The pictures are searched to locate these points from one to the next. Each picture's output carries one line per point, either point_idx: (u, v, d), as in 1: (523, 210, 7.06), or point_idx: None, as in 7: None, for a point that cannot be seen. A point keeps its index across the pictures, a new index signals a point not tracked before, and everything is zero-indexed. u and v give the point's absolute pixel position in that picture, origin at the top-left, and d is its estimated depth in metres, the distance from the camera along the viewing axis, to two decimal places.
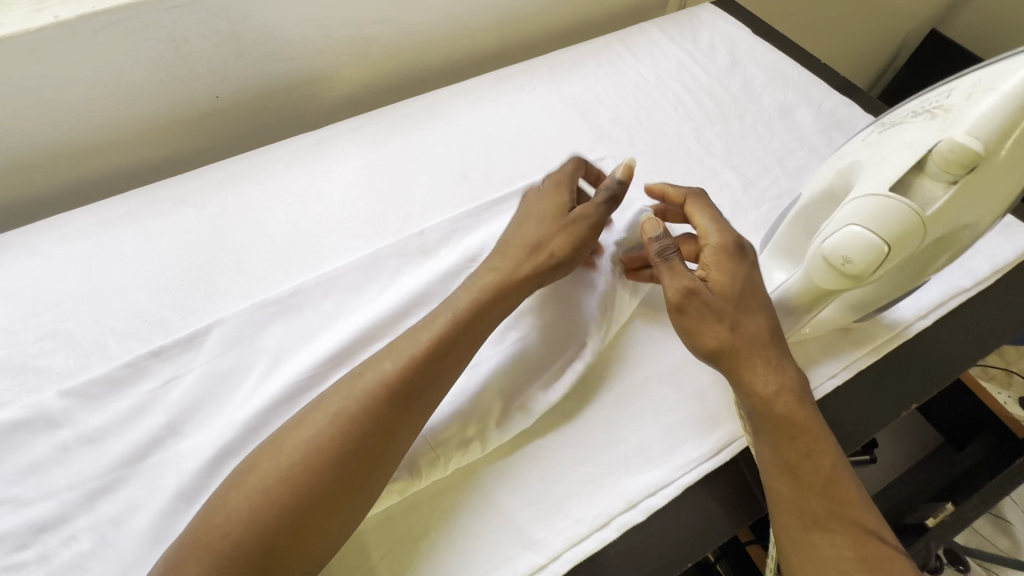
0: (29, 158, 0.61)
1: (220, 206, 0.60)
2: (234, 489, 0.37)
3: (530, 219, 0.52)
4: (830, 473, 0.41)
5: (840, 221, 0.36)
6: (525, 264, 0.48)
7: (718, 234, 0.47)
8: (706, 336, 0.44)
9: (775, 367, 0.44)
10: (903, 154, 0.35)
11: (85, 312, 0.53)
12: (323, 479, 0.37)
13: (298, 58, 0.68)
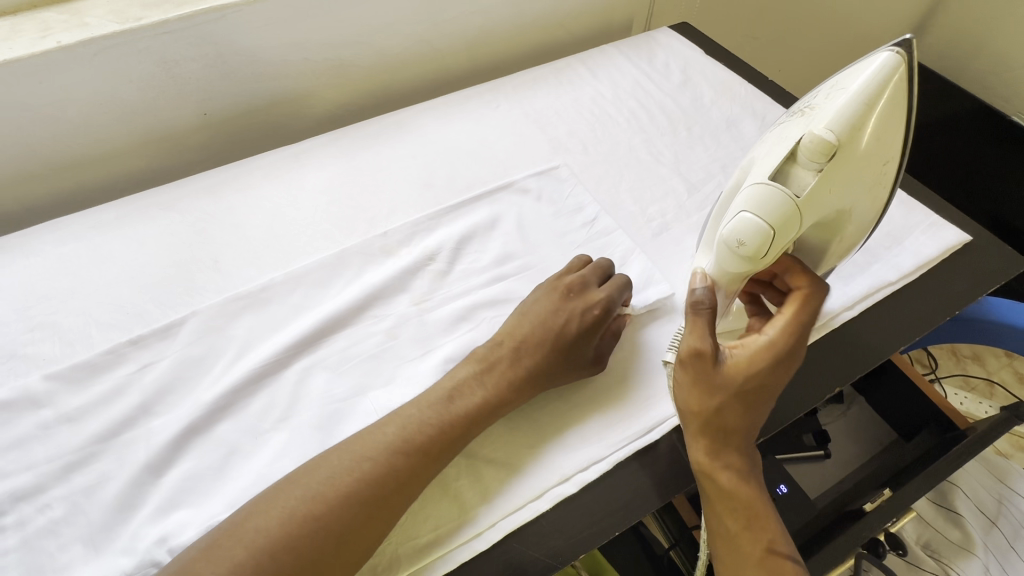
0: (29, 169, 0.67)
1: (202, 211, 0.66)
2: (241, 538, 0.40)
3: (558, 340, 0.52)
4: (771, 549, 0.43)
5: (735, 213, 0.45)
6: (533, 384, 0.50)
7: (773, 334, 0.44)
8: (696, 401, 0.44)
9: (742, 446, 0.45)
10: (780, 151, 0.44)
11: (73, 305, 0.58)
12: (318, 550, 0.40)
13: (280, 78, 0.74)
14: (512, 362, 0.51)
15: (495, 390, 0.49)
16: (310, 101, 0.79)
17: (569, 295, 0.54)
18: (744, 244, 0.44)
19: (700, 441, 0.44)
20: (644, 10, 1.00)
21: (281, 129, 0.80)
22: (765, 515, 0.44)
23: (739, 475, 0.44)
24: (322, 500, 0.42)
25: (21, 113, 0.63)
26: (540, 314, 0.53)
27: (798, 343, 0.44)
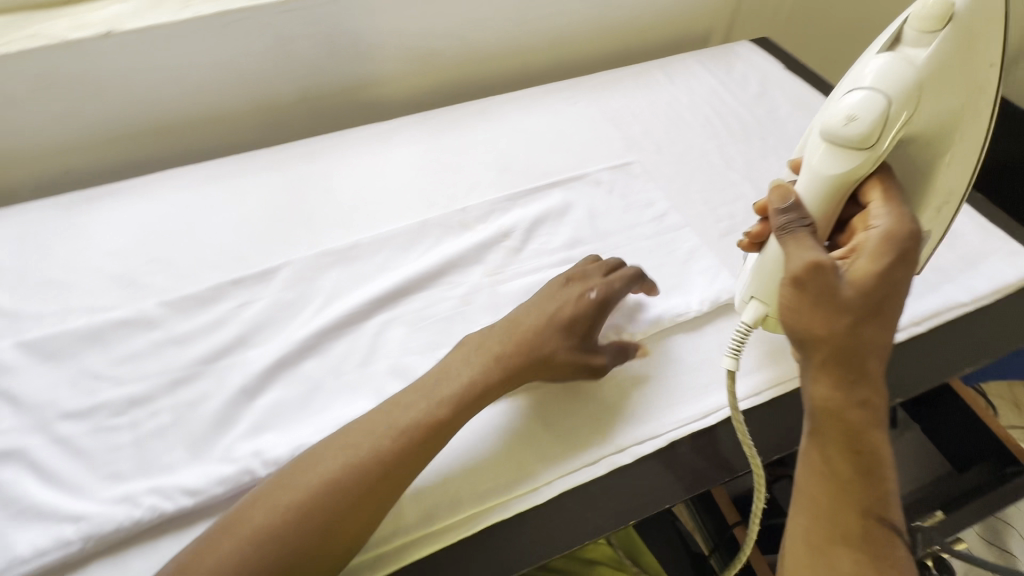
0: (155, 123, 0.75)
1: (299, 173, 0.71)
2: (254, 510, 0.42)
3: (552, 319, 0.52)
4: (873, 502, 0.41)
5: (837, 103, 0.47)
6: (528, 358, 0.50)
7: (892, 229, 0.44)
8: (816, 323, 0.42)
9: (867, 377, 0.42)
10: (882, 43, 0.48)
11: (185, 245, 0.64)
12: (306, 531, 0.41)
13: (378, 61, 0.80)
14: (508, 334, 0.51)
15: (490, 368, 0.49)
16: (402, 84, 0.84)
17: (563, 284, 0.56)
18: (857, 119, 0.45)
19: (818, 364, 0.42)
20: (725, 22, 1.01)
21: (372, 109, 0.86)
22: (876, 461, 0.42)
23: (858, 411, 0.42)
24: (321, 481, 0.42)
25: (156, 72, 0.71)
26: (535, 301, 0.54)
27: (910, 246, 0.44)
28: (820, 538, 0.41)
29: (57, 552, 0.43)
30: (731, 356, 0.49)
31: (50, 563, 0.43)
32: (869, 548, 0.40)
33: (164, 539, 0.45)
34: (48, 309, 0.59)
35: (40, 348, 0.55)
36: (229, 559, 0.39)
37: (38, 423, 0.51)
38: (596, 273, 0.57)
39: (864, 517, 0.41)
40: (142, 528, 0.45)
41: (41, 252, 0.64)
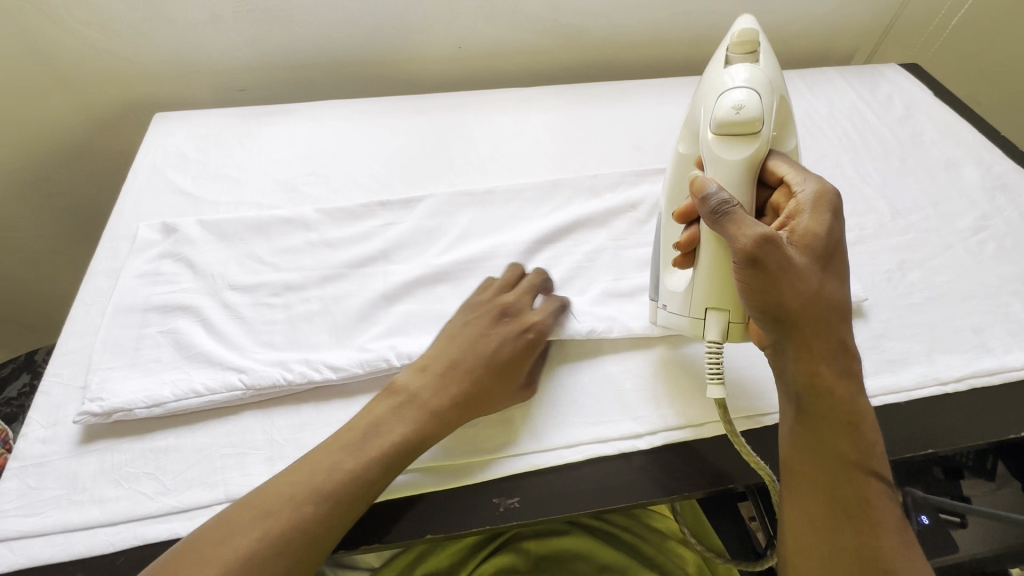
0: (324, 59, 0.84)
1: (445, 121, 0.77)
2: (284, 481, 0.43)
3: (490, 365, 0.50)
4: (858, 466, 0.42)
5: (716, 101, 0.48)
6: (470, 393, 0.49)
7: (814, 187, 0.45)
8: (783, 300, 0.41)
9: (834, 335, 0.43)
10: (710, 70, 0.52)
11: (340, 166, 0.71)
12: (338, 503, 0.42)
13: (529, 31, 0.85)
14: (443, 373, 0.49)
15: (450, 394, 0.48)
16: (545, 57, 0.89)
17: (501, 318, 0.53)
18: (744, 108, 0.46)
19: (789, 341, 0.42)
20: (872, 41, 0.99)
21: (511, 76, 0.91)
22: (850, 423, 0.43)
23: (823, 376, 0.42)
24: (329, 458, 0.44)
25: (337, 12, 0.78)
26: (471, 338, 0.52)
27: (839, 200, 0.45)
28: (825, 519, 0.42)
29: (223, 394, 0.50)
30: (714, 382, 0.47)
31: (217, 401, 0.50)
32: (872, 512, 0.41)
33: (306, 405, 0.51)
34: (224, 199, 0.67)
35: (215, 228, 0.63)
36: (275, 522, 0.41)
37: (209, 289, 0.58)
38: (524, 305, 0.55)
39: (858, 483, 0.42)
40: (290, 390, 0.51)
41: (220, 152, 0.72)
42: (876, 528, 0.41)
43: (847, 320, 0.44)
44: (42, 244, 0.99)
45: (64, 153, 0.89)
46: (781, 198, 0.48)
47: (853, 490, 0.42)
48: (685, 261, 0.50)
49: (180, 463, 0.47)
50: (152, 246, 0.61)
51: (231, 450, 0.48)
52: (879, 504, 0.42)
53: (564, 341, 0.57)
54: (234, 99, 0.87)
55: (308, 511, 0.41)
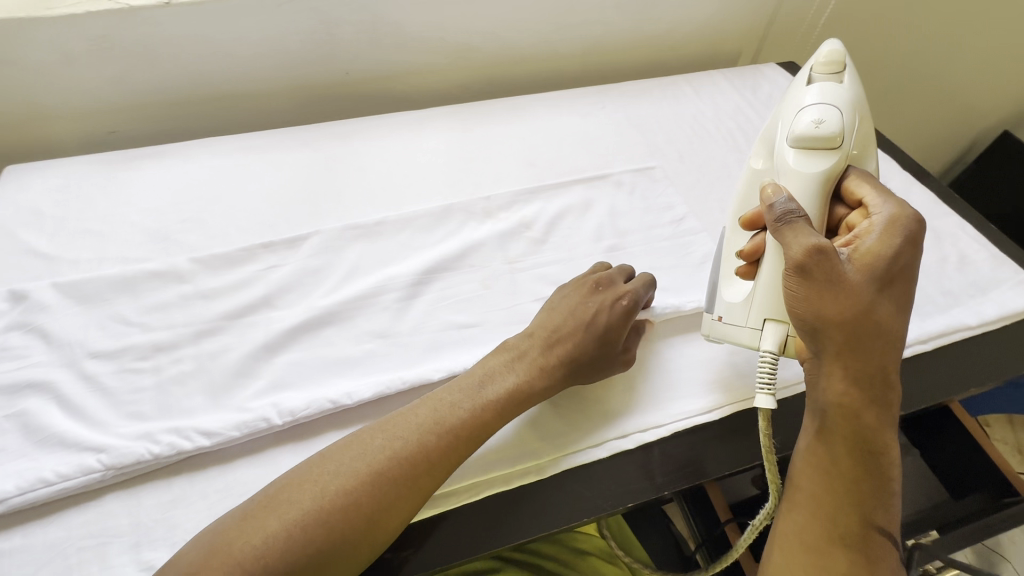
0: (199, 94, 0.79)
1: (332, 151, 0.74)
2: (274, 510, 0.40)
3: (597, 330, 0.53)
4: (871, 498, 0.42)
5: (795, 118, 0.53)
6: (558, 359, 0.51)
7: (894, 213, 0.45)
8: (827, 310, 0.41)
9: (880, 363, 0.42)
10: (793, 91, 0.58)
11: (218, 209, 0.67)
12: (340, 534, 0.40)
13: (416, 52, 0.83)
14: (546, 341, 0.52)
15: (533, 365, 0.50)
16: (437, 76, 0.87)
17: (596, 289, 0.56)
18: (823, 123, 0.51)
19: (827, 352, 0.42)
20: (754, 42, 1.04)
21: (404, 98, 0.89)
22: (878, 453, 0.42)
23: (863, 399, 0.42)
24: (343, 492, 0.41)
25: (206, 45, 0.74)
26: (568, 306, 0.54)
27: (917, 227, 0.44)
28: (817, 536, 0.42)
29: (77, 479, 0.45)
30: (766, 391, 0.45)
31: (71, 488, 0.45)
32: (865, 545, 0.41)
33: (179, 478, 0.47)
34: (86, 256, 0.62)
35: (71, 290, 0.57)
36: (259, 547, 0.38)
37: (64, 359, 0.53)
38: (619, 278, 0.57)
39: (860, 514, 0.41)
40: (159, 463, 0.47)
41: (81, 204, 0.66)
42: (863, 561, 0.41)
43: (897, 355, 0.43)
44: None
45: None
46: (859, 218, 0.49)
47: (854, 519, 0.41)
48: (747, 272, 0.53)
49: (27, 564, 0.42)
50: None
51: (91, 540, 0.44)
52: (877, 540, 0.41)
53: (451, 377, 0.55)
54: (103, 142, 0.81)
55: (282, 542, 0.38)
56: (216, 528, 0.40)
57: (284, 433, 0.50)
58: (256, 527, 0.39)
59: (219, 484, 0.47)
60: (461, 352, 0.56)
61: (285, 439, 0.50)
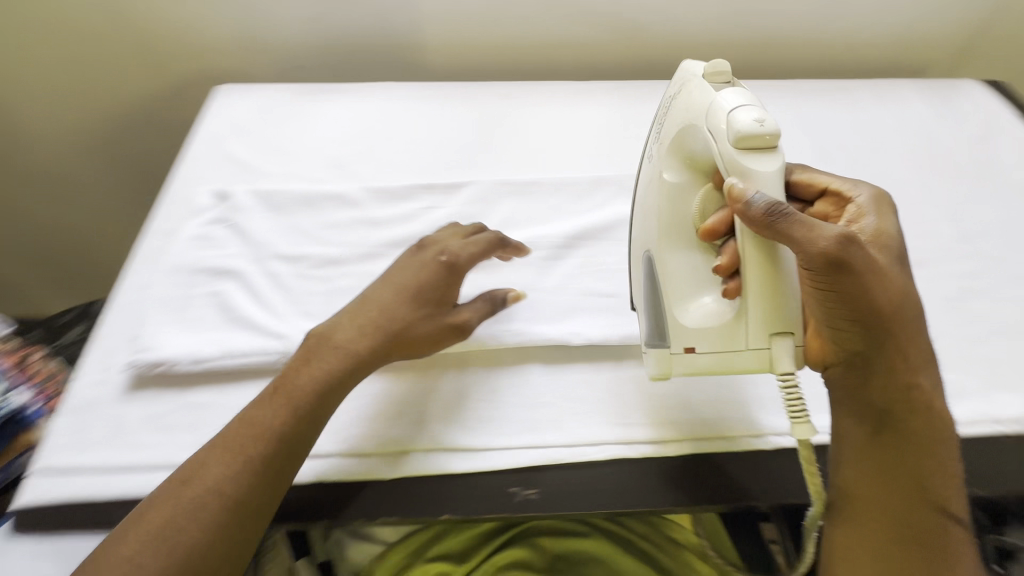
0: (381, 43, 0.85)
1: (494, 109, 0.77)
2: (190, 477, 0.41)
3: (409, 293, 0.51)
4: (929, 487, 0.42)
5: (728, 119, 0.43)
6: (383, 321, 0.49)
7: (865, 195, 0.49)
8: (876, 301, 0.41)
9: (908, 351, 0.43)
10: (683, 102, 0.48)
11: (387, 147, 0.72)
12: (265, 479, 0.42)
13: (585, 25, 0.84)
14: (352, 309, 0.50)
15: (370, 312, 0.49)
16: (597, 51, 0.87)
17: (421, 247, 0.55)
18: (766, 120, 0.42)
19: (865, 349, 0.42)
20: (955, 55, 0.93)
21: (560, 69, 0.88)
22: (931, 441, 0.43)
23: (903, 390, 0.43)
24: (258, 441, 0.42)
25: None
26: (399, 263, 0.54)
27: (890, 202, 0.50)
28: (886, 540, 0.42)
29: (260, 358, 0.52)
30: (802, 421, 0.41)
31: (254, 364, 0.52)
32: (937, 537, 0.41)
33: None
34: (276, 171, 0.69)
35: (266, 199, 0.65)
36: (187, 516, 0.39)
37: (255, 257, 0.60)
38: (450, 238, 0.55)
39: (928, 506, 0.42)
40: None
41: (275, 127, 0.75)
42: (935, 551, 0.41)
43: (923, 333, 0.44)
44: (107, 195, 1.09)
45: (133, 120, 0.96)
46: (827, 206, 0.51)
47: (920, 511, 0.42)
48: (733, 290, 0.44)
49: (214, 419, 0.49)
50: (206, 211, 0.64)
51: None
52: (947, 530, 0.42)
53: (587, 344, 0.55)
54: (291, 77, 0.90)
55: (208, 502, 0.40)
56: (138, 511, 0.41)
57: (430, 359, 0.54)
58: (173, 504, 0.40)
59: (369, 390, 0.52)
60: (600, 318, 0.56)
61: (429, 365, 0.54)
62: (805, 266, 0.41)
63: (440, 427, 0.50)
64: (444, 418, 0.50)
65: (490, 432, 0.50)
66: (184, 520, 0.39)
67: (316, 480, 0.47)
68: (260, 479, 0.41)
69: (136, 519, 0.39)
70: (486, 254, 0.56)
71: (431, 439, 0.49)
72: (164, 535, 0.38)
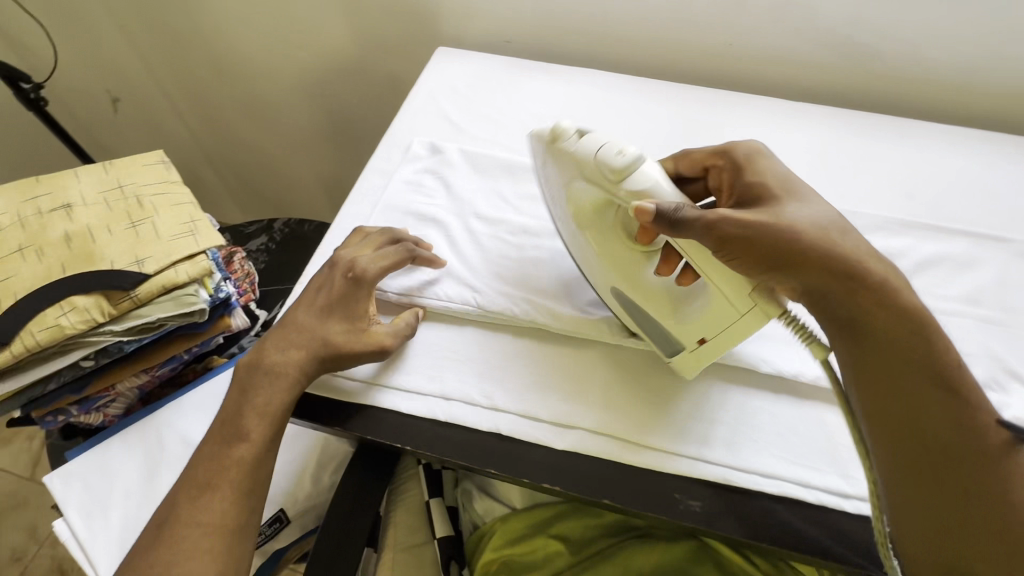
0: (594, 30, 0.87)
1: (701, 115, 0.77)
2: (199, 473, 0.48)
3: (338, 316, 0.54)
4: (971, 432, 0.39)
5: (601, 163, 0.48)
6: (316, 345, 0.53)
7: (738, 154, 0.54)
8: (774, 250, 0.44)
9: (824, 249, 0.44)
10: (566, 168, 0.51)
11: (588, 133, 0.74)
12: (247, 482, 0.48)
13: (815, 42, 0.79)
14: (295, 338, 0.53)
15: (303, 347, 0.53)
16: (818, 72, 0.82)
17: (330, 267, 0.57)
18: (626, 152, 0.48)
19: (810, 280, 0.43)
20: None
21: (770, 84, 0.86)
22: (928, 366, 0.40)
23: (901, 328, 0.41)
24: (244, 450, 0.49)
25: None
26: (313, 288, 0.56)
27: (758, 147, 0.55)
28: (931, 491, 0.39)
29: (460, 305, 0.58)
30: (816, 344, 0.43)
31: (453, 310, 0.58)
32: (995, 487, 0.37)
33: (525, 339, 0.57)
34: (483, 135, 0.74)
35: (473, 159, 0.69)
36: (196, 507, 0.47)
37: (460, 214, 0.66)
38: (360, 249, 0.58)
39: (973, 454, 0.38)
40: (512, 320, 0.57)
41: (486, 94, 0.79)
42: (1005, 505, 0.37)
43: (824, 231, 0.45)
44: (314, 132, 1.26)
45: (354, 71, 1.09)
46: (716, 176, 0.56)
47: (967, 462, 0.38)
48: (689, 277, 0.50)
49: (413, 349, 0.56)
50: (421, 161, 0.70)
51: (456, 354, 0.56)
52: (1007, 480, 0.37)
53: (768, 374, 0.54)
54: (498, 48, 0.95)
55: (208, 501, 0.47)
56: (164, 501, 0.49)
57: (609, 347, 0.57)
58: (186, 495, 0.47)
59: (552, 360, 0.56)
60: (790, 350, 0.54)
61: (611, 351, 0.56)
62: (722, 252, 0.45)
63: (613, 416, 0.52)
64: (617, 410, 0.52)
65: (662, 434, 0.51)
66: (204, 515, 0.46)
67: (494, 431, 0.51)
68: (245, 482, 0.48)
69: (172, 520, 0.47)
70: (397, 266, 0.58)
71: (601, 426, 0.51)
72: (181, 522, 0.46)
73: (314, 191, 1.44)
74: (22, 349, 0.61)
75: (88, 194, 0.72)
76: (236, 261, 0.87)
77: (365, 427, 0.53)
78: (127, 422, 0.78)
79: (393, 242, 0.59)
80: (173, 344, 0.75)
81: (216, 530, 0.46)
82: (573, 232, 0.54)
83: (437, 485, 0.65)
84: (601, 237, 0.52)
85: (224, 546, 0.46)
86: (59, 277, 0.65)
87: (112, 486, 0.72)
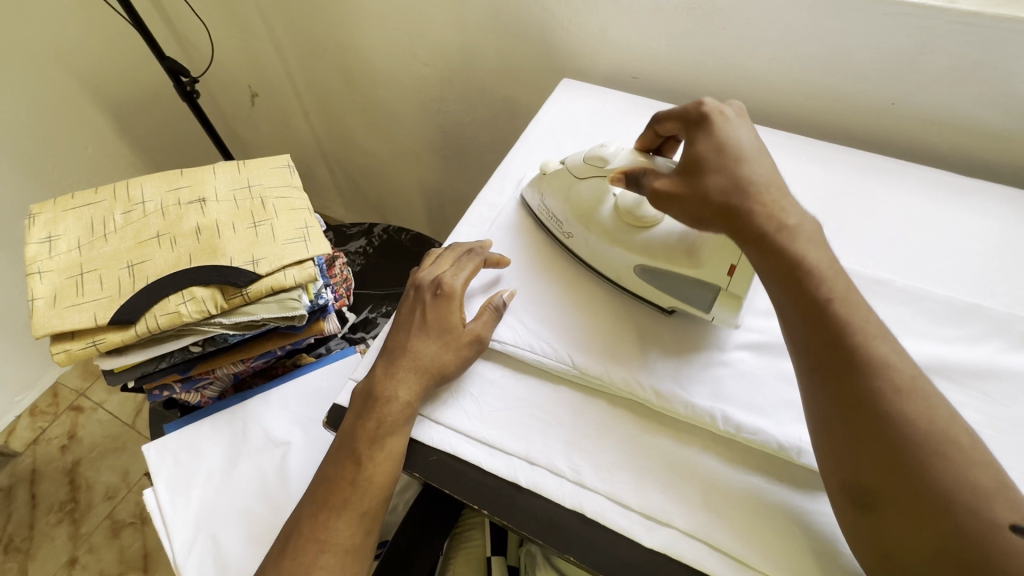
0: (732, 76, 0.81)
1: (845, 182, 0.69)
2: (324, 496, 0.51)
3: (433, 329, 0.55)
4: (858, 357, 0.41)
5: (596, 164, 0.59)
6: (414, 368, 0.53)
7: (685, 115, 0.53)
8: (699, 212, 0.48)
9: (743, 204, 0.46)
10: (575, 191, 0.62)
11: None
12: (367, 508, 0.50)
13: (1002, 112, 0.68)
14: (395, 362, 0.54)
15: (407, 372, 0.53)
16: (1003, 145, 0.71)
17: (416, 292, 0.58)
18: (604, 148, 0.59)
19: (726, 233, 0.48)
20: None
21: (935, 152, 0.75)
22: (824, 301, 0.43)
23: (794, 273, 0.44)
24: (364, 476, 0.50)
25: (776, 30, 0.73)
26: (404, 314, 0.58)
27: (697, 105, 0.53)
28: (828, 412, 0.41)
29: (555, 362, 0.55)
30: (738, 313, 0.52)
31: (546, 364, 0.55)
32: (875, 402, 0.39)
33: (619, 407, 0.54)
34: None
35: None
36: (319, 529, 0.50)
37: (571, 262, 0.64)
38: (440, 266, 0.60)
39: (857, 376, 0.40)
40: (609, 389, 0.54)
41: (608, 132, 0.76)
42: (887, 416, 0.39)
43: (750, 189, 0.47)
44: (425, 143, 1.29)
45: (472, 91, 1.11)
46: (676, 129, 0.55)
47: (852, 385, 0.40)
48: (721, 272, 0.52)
49: (498, 402, 0.54)
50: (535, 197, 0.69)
51: (541, 415, 0.53)
52: (891, 394, 0.39)
53: None
54: (622, 83, 0.92)
55: (332, 523, 0.50)
56: (293, 516, 0.53)
57: (716, 438, 0.51)
58: (311, 513, 0.51)
59: (647, 439, 0.51)
60: None
61: (718, 442, 0.51)
62: (668, 209, 0.51)
63: (713, 520, 0.46)
64: (720, 522, 0.46)
65: (772, 556, 0.44)
66: (327, 535, 0.49)
67: (577, 510, 0.48)
68: (365, 506, 0.50)
69: (296, 535, 0.50)
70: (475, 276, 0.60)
71: (703, 536, 0.45)
72: (305, 539, 0.49)
73: (415, 198, 1.48)
74: (144, 330, 0.66)
75: (220, 191, 0.77)
76: (337, 266, 0.87)
77: (444, 480, 0.51)
78: (219, 406, 0.83)
79: (478, 260, 0.60)
80: (271, 340, 0.78)
81: (339, 550, 0.49)
82: (569, 230, 0.62)
83: (502, 543, 0.67)
84: (596, 229, 0.60)
85: (348, 566, 0.49)
86: (185, 267, 0.70)
87: (197, 465, 0.76)
